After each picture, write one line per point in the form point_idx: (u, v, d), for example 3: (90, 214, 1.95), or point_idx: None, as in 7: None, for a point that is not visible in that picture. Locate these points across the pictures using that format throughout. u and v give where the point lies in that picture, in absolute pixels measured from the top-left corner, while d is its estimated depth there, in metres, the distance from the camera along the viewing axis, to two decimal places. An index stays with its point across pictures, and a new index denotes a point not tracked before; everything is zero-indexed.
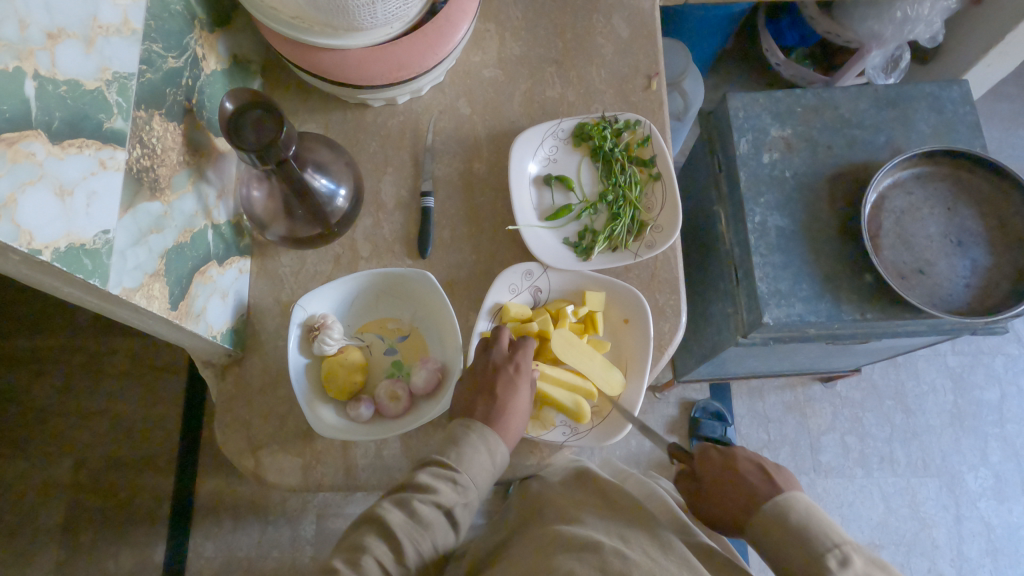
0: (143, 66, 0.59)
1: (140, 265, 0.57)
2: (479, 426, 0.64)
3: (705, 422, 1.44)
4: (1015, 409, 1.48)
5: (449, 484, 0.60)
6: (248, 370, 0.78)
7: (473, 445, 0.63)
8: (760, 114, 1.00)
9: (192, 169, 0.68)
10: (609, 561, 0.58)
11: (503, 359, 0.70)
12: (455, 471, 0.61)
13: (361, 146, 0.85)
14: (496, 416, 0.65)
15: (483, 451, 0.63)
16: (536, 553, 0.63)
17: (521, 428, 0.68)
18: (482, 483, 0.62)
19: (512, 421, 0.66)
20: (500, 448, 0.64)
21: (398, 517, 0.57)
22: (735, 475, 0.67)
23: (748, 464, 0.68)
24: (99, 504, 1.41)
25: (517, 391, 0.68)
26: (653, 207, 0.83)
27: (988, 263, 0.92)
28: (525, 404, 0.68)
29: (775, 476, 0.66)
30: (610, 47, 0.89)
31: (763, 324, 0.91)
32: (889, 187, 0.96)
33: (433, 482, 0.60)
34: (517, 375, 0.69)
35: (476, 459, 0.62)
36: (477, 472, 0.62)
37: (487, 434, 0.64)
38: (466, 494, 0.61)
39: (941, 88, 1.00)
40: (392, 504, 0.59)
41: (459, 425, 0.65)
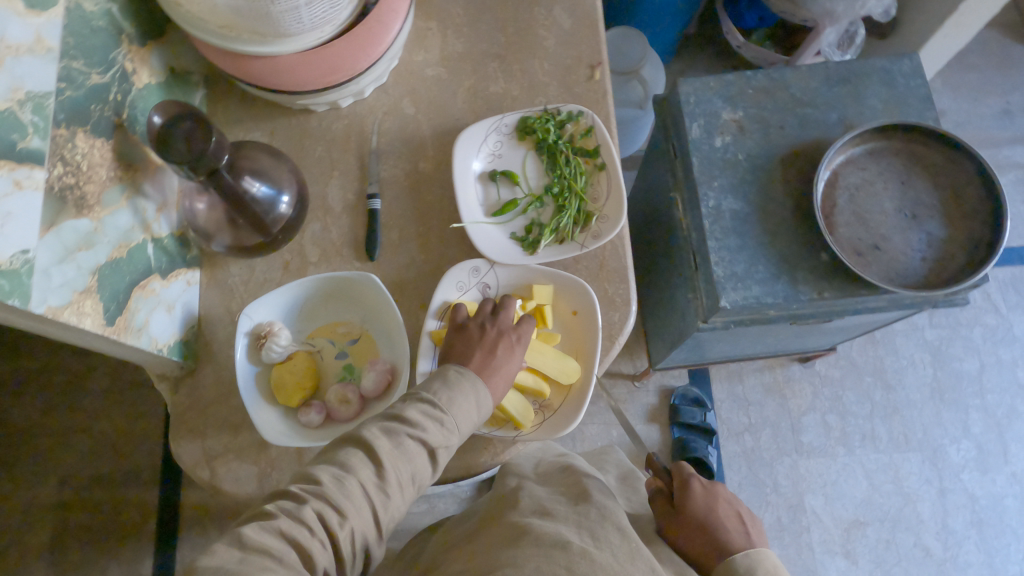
0: (63, 84, 0.58)
1: (68, 281, 0.57)
2: (473, 375, 0.66)
3: (684, 408, 1.44)
4: (995, 379, 1.47)
5: (435, 422, 0.61)
6: (202, 380, 0.78)
7: (465, 391, 0.64)
8: (711, 98, 0.99)
9: (126, 184, 0.68)
10: (576, 564, 0.57)
11: (508, 327, 0.72)
12: (443, 412, 0.62)
13: (307, 151, 0.85)
14: (488, 373, 0.67)
15: (472, 400, 0.64)
16: (501, 548, 0.61)
17: (504, 392, 0.70)
18: (464, 430, 0.63)
19: (499, 382, 0.68)
20: (487, 402, 0.65)
21: (384, 444, 0.58)
22: (716, 512, 0.73)
23: (726, 505, 0.74)
24: (83, 522, 1.40)
25: (512, 357, 0.70)
26: (599, 196, 0.84)
27: (944, 235, 0.92)
28: (516, 372, 0.70)
29: (748, 525, 0.73)
30: (553, 38, 0.88)
31: (721, 308, 0.91)
32: (842, 164, 0.95)
33: (421, 419, 0.60)
34: (516, 343, 0.71)
35: (465, 406, 0.63)
36: (462, 419, 0.63)
37: (480, 386, 0.65)
38: (449, 437, 0.61)
39: (892, 62, 0.99)
40: (379, 432, 0.59)
41: (453, 368, 0.66)
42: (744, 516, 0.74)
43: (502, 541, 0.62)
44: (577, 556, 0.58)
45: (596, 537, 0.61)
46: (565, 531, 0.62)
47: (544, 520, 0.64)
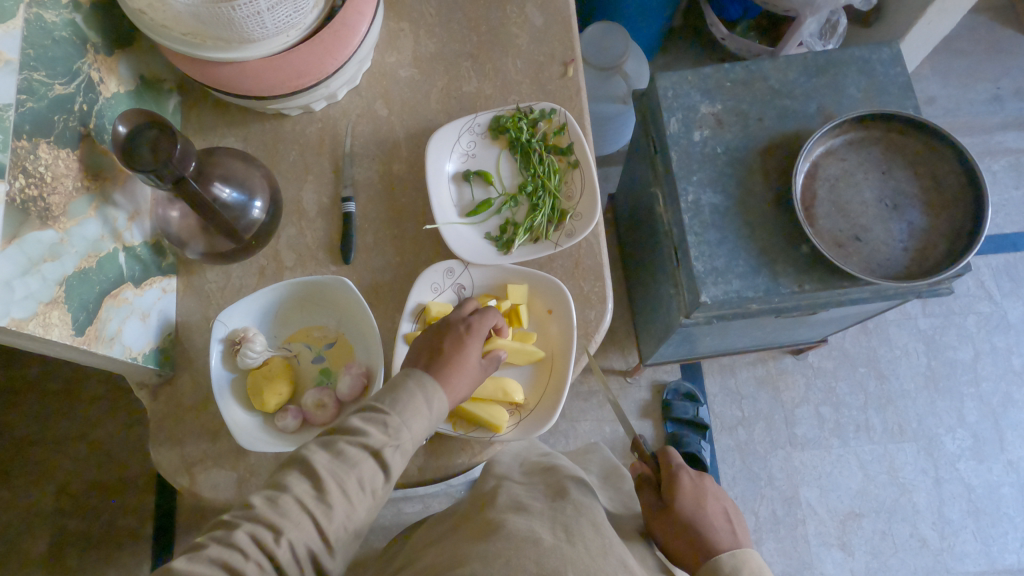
0: (23, 96, 0.58)
1: (32, 293, 0.57)
2: (419, 373, 0.62)
3: (677, 402, 1.43)
4: (989, 367, 1.46)
5: (379, 426, 0.58)
6: (178, 387, 0.77)
7: (409, 389, 0.61)
8: (689, 92, 0.99)
9: (94, 194, 0.68)
10: (545, 559, 0.56)
11: (459, 321, 0.69)
12: (387, 413, 0.59)
13: (280, 155, 0.85)
14: (440, 371, 0.64)
15: (419, 396, 0.60)
16: (471, 544, 0.60)
17: (467, 387, 0.66)
18: (418, 430, 0.60)
19: (456, 377, 0.65)
20: (438, 397, 0.62)
21: (322, 456, 0.56)
22: (703, 507, 0.72)
23: (715, 502, 0.74)
24: (81, 528, 1.41)
25: (464, 349, 0.67)
26: (574, 194, 0.84)
27: (925, 224, 0.91)
28: (474, 363, 0.67)
29: (733, 525, 0.73)
30: (525, 37, 0.88)
31: (701, 303, 0.90)
32: (821, 156, 0.95)
33: (362, 425, 0.58)
34: (466, 334, 0.68)
35: (411, 402, 0.60)
36: (411, 417, 0.59)
37: (426, 381, 0.61)
38: (395, 436, 0.58)
39: (871, 50, 0.98)
40: (318, 446, 0.57)
41: (402, 373, 0.63)
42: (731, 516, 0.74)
43: (473, 536, 0.61)
44: (547, 551, 0.57)
45: (568, 533, 0.60)
46: (538, 527, 0.60)
47: (516, 514, 0.62)
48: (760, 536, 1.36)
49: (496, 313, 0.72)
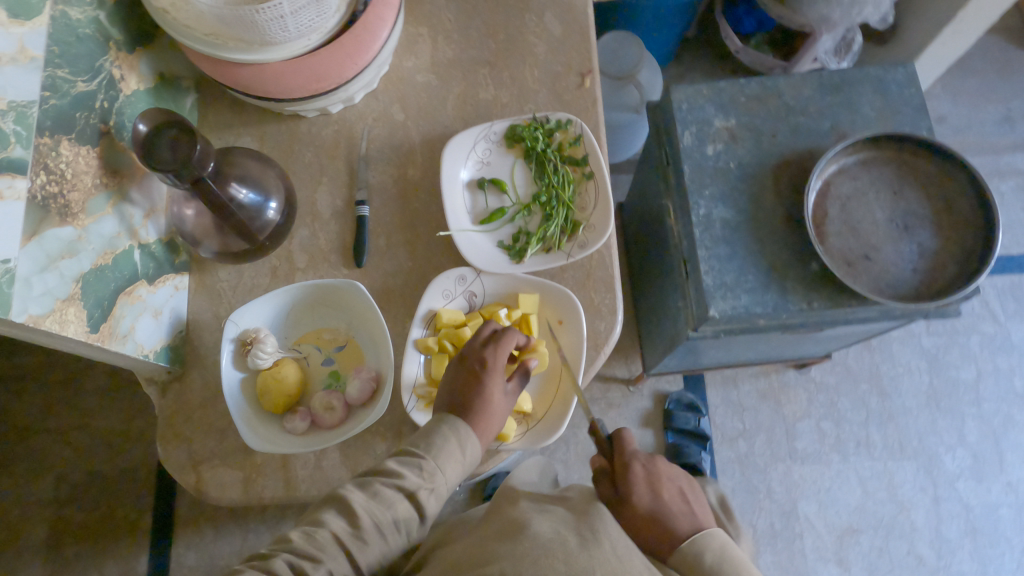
0: (47, 92, 0.59)
1: (50, 290, 0.57)
2: (449, 418, 0.64)
3: (678, 413, 1.44)
4: (991, 388, 1.46)
5: (415, 470, 0.61)
6: (188, 385, 0.78)
7: (443, 435, 0.63)
8: (703, 105, 0.99)
9: (112, 191, 0.68)
10: (574, 558, 0.54)
11: (475, 354, 0.70)
12: (422, 458, 0.61)
13: (296, 156, 0.86)
14: (468, 414, 0.66)
15: (453, 442, 0.63)
16: (497, 542, 0.57)
17: (496, 425, 0.67)
18: (452, 474, 0.62)
19: (485, 420, 0.66)
20: (470, 440, 0.64)
21: (358, 496, 0.58)
22: (657, 492, 0.71)
23: (670, 484, 0.73)
24: (80, 518, 1.41)
25: (484, 387, 0.67)
26: (587, 205, 0.84)
27: (935, 246, 0.91)
28: (500, 399, 0.68)
29: (693, 506, 0.71)
30: (543, 46, 0.88)
31: (709, 317, 0.91)
32: (834, 174, 0.95)
33: (398, 468, 0.60)
34: (482, 371, 0.68)
35: (445, 447, 0.62)
36: (445, 462, 0.62)
37: (458, 427, 0.63)
38: (431, 479, 0.60)
39: (886, 70, 0.99)
40: (355, 486, 0.59)
41: (433, 419, 0.65)
42: (689, 498, 0.72)
43: (499, 533, 0.59)
44: (575, 550, 0.55)
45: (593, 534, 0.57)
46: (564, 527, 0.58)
47: (542, 514, 0.60)
48: (757, 548, 1.37)
49: (512, 336, 0.71)
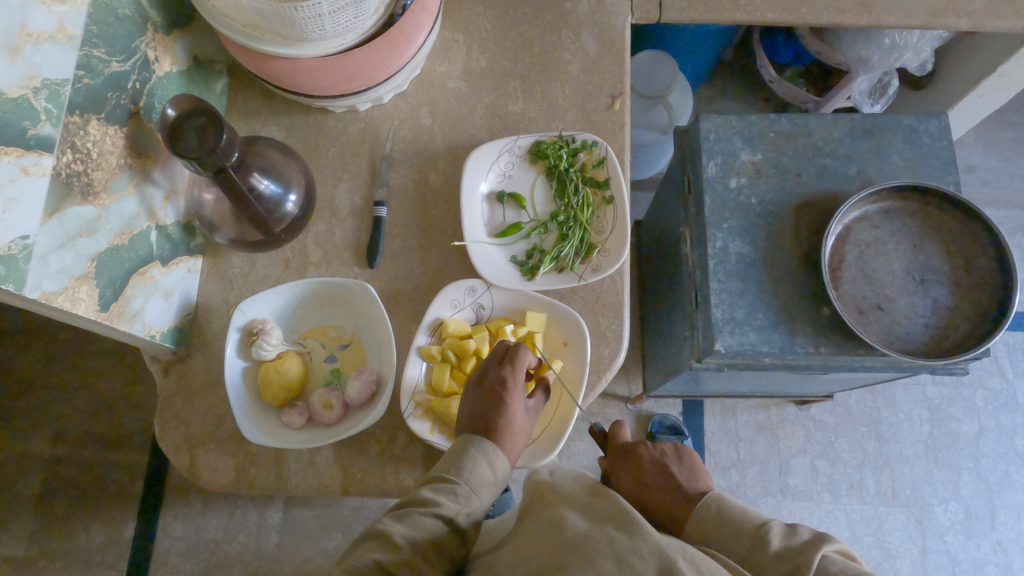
0: (81, 71, 0.59)
1: (66, 268, 0.58)
2: (478, 440, 0.66)
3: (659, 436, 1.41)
4: (991, 444, 1.45)
5: (450, 496, 0.61)
6: (190, 368, 0.78)
7: (473, 457, 0.64)
8: (731, 137, 0.98)
9: (135, 171, 0.68)
10: (618, 541, 0.52)
11: (495, 376, 0.71)
12: (455, 483, 0.62)
13: (320, 151, 0.86)
14: (494, 434, 0.67)
15: (483, 462, 0.64)
16: (544, 542, 0.55)
17: (519, 442, 0.69)
18: (485, 494, 0.64)
19: (511, 441, 0.68)
20: (500, 459, 0.65)
21: (396, 527, 0.58)
22: (640, 475, 0.72)
23: (649, 459, 0.74)
24: (73, 478, 1.42)
25: (507, 407, 0.69)
26: (604, 229, 0.84)
27: (950, 303, 0.91)
28: (522, 418, 0.70)
29: (679, 473, 0.72)
30: (577, 64, 0.88)
31: (715, 350, 0.90)
32: (855, 220, 0.94)
33: (433, 496, 0.61)
34: (504, 393, 0.69)
35: (477, 470, 0.64)
36: (478, 484, 0.63)
37: (487, 448, 0.65)
38: (467, 504, 0.61)
39: (919, 120, 0.98)
40: (392, 519, 0.59)
41: (460, 441, 0.66)
42: (672, 465, 0.73)
43: (539, 539, 0.56)
44: (617, 533, 0.53)
45: (628, 512, 0.55)
46: (596, 516, 0.56)
47: (573, 510, 0.58)
48: None
49: (527, 354, 0.73)
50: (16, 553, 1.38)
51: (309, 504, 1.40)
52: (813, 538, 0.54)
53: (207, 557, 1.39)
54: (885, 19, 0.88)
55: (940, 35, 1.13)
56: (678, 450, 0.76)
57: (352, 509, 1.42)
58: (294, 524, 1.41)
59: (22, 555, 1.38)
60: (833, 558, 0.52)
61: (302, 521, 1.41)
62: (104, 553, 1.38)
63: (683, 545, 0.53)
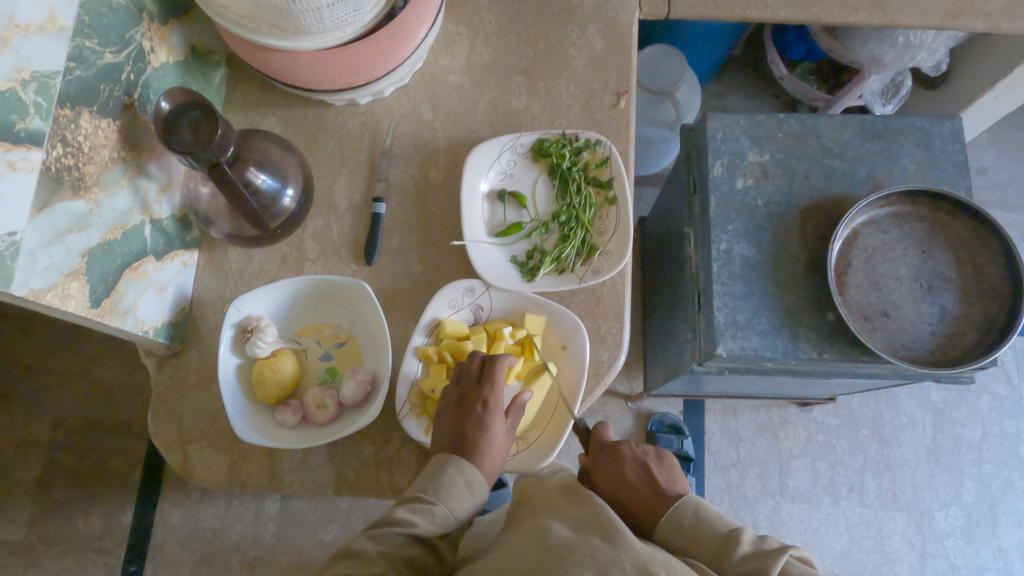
0: (72, 63, 0.58)
1: (55, 265, 0.57)
2: (455, 459, 0.65)
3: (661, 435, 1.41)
4: (995, 450, 1.44)
5: (426, 517, 0.61)
6: (184, 364, 0.77)
7: (449, 477, 0.63)
8: (738, 137, 0.97)
9: (129, 164, 0.67)
10: (601, 552, 0.51)
11: (474, 393, 0.70)
12: (432, 504, 0.62)
13: (319, 145, 0.85)
14: (471, 453, 0.66)
15: (459, 483, 0.64)
16: (527, 547, 0.54)
17: (497, 462, 0.68)
18: (461, 513, 0.63)
19: (490, 460, 0.67)
20: (477, 479, 0.65)
21: (372, 546, 0.58)
22: (619, 474, 0.69)
23: (629, 459, 0.70)
24: (72, 464, 1.43)
25: (487, 428, 0.68)
26: (606, 230, 0.83)
27: (957, 311, 0.89)
28: (501, 438, 0.69)
29: (658, 473, 0.69)
30: (582, 59, 0.86)
31: (716, 354, 0.89)
32: (863, 224, 0.92)
33: (409, 516, 0.60)
34: (484, 412, 0.68)
35: (453, 491, 0.63)
36: (454, 504, 0.63)
37: (463, 467, 0.64)
38: (442, 524, 0.61)
39: (932, 123, 0.95)
40: (366, 538, 0.59)
41: (437, 459, 0.65)
42: (652, 465, 0.70)
43: (522, 544, 0.55)
44: (599, 543, 0.52)
45: (615, 524, 0.54)
46: (580, 527, 0.54)
47: (558, 518, 0.57)
48: None
49: (507, 368, 0.71)
50: (16, 537, 1.38)
51: (307, 496, 1.40)
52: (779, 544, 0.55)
53: (204, 546, 1.39)
54: (899, 19, 0.85)
55: (955, 35, 1.10)
56: (661, 452, 0.74)
57: (349, 502, 1.42)
58: (291, 515, 1.41)
59: (21, 540, 1.38)
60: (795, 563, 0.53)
61: (299, 513, 1.41)
62: (103, 539, 1.38)
63: (666, 558, 0.52)
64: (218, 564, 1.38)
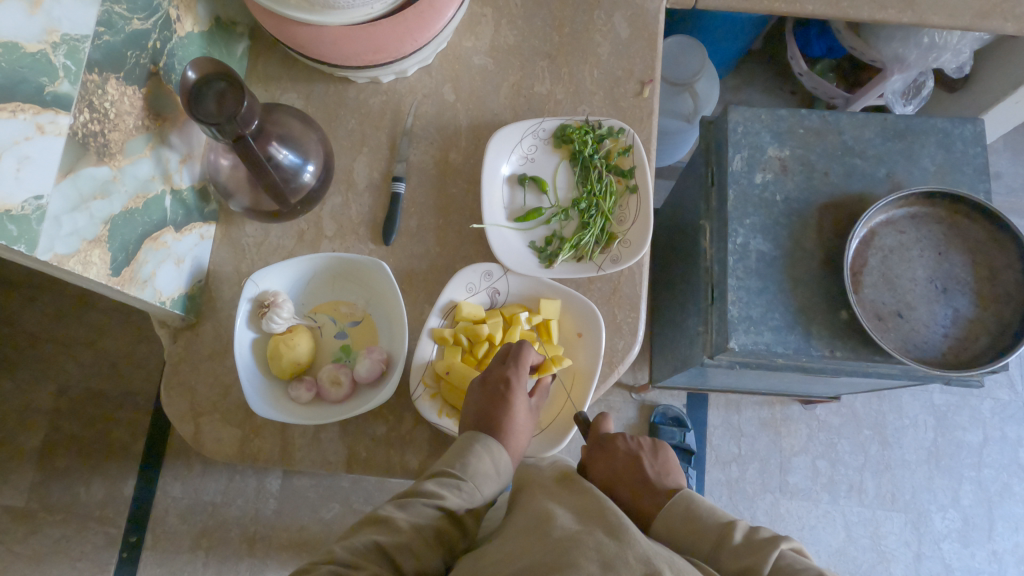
0: (101, 28, 0.57)
1: (78, 231, 0.57)
2: (485, 436, 0.64)
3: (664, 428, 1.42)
4: (995, 455, 1.44)
5: (454, 490, 0.60)
6: (199, 337, 0.77)
7: (478, 454, 0.63)
8: (759, 131, 0.96)
9: (152, 133, 0.67)
10: (606, 545, 0.50)
11: (496, 376, 0.71)
12: (460, 478, 0.61)
13: (340, 122, 0.84)
14: (495, 432, 0.67)
15: (487, 459, 0.63)
16: (532, 536, 0.53)
17: (520, 443, 0.69)
18: (488, 491, 0.63)
19: (515, 440, 0.68)
20: (504, 457, 0.65)
21: (398, 513, 0.58)
22: (612, 470, 0.70)
23: (622, 452, 0.71)
24: (76, 433, 1.43)
25: (511, 408, 0.68)
26: (625, 219, 0.83)
27: (970, 314, 0.89)
28: (523, 416, 0.70)
29: (648, 465, 0.69)
30: (607, 46, 0.85)
31: (728, 348, 0.89)
32: (881, 224, 0.92)
33: (436, 488, 0.60)
34: (507, 393, 0.69)
35: (481, 467, 0.63)
36: (482, 480, 0.62)
37: (491, 445, 0.64)
38: (470, 500, 0.61)
39: (954, 124, 0.95)
40: (394, 506, 0.59)
41: (464, 436, 0.65)
42: (644, 459, 0.70)
43: (526, 532, 0.54)
44: (605, 538, 0.51)
45: (620, 517, 0.52)
46: (585, 517, 0.54)
47: (562, 506, 0.56)
48: None
49: (529, 353, 0.73)
50: (17, 503, 1.38)
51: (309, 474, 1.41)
52: (773, 534, 0.56)
53: (206, 519, 1.40)
54: (929, 19, 0.85)
55: (981, 37, 1.09)
56: (657, 444, 0.73)
57: (351, 481, 1.43)
58: (293, 492, 1.41)
59: (22, 506, 1.38)
60: (788, 553, 0.54)
61: (301, 490, 1.42)
62: (103, 509, 1.39)
63: (668, 554, 0.51)
64: (218, 537, 1.39)
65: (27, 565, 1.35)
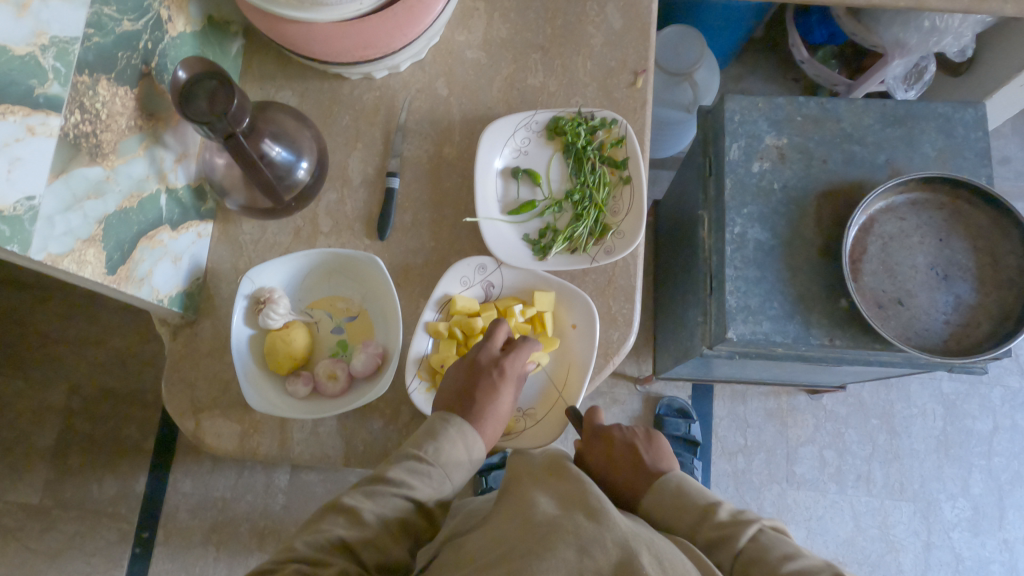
0: (91, 30, 0.58)
1: (72, 230, 0.58)
2: (459, 421, 0.65)
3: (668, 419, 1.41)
4: (1005, 443, 1.43)
5: (423, 478, 0.61)
6: (198, 334, 0.78)
7: (451, 439, 0.64)
8: (757, 120, 0.95)
9: (145, 133, 0.68)
10: (584, 529, 0.50)
11: (488, 361, 0.70)
12: (430, 465, 0.62)
13: (334, 118, 0.85)
14: (474, 418, 0.67)
15: (460, 446, 0.64)
16: (512, 522, 0.54)
17: (498, 431, 0.69)
18: (456, 477, 0.64)
19: (493, 426, 0.68)
20: (477, 444, 0.65)
21: (366, 504, 0.59)
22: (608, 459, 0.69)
23: (617, 441, 0.70)
24: (88, 431, 1.45)
25: (498, 395, 0.68)
26: (619, 210, 0.83)
27: (972, 300, 0.88)
28: (507, 407, 0.69)
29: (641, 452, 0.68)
30: (599, 37, 0.85)
31: (726, 338, 0.89)
32: (880, 210, 0.91)
33: (407, 478, 0.61)
34: (499, 380, 0.69)
35: (453, 454, 0.63)
36: (451, 467, 0.63)
37: (466, 431, 0.65)
38: (439, 488, 0.62)
39: (955, 109, 0.94)
40: (362, 495, 0.60)
41: (438, 418, 0.65)
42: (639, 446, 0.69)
43: (507, 519, 0.55)
44: (584, 521, 0.51)
45: (599, 500, 0.53)
46: (566, 501, 0.54)
47: (543, 490, 0.56)
48: None
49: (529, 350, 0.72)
50: (31, 500, 1.41)
51: (316, 469, 1.42)
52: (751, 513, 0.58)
53: (216, 514, 1.42)
54: (927, 2, 0.83)
55: (983, 19, 1.08)
56: (652, 433, 0.72)
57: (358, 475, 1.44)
58: (302, 487, 1.43)
59: (37, 503, 1.41)
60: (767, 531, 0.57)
61: (309, 485, 1.43)
62: (116, 505, 1.41)
63: (648, 535, 0.52)
64: (229, 532, 1.41)
65: (43, 561, 1.38)
